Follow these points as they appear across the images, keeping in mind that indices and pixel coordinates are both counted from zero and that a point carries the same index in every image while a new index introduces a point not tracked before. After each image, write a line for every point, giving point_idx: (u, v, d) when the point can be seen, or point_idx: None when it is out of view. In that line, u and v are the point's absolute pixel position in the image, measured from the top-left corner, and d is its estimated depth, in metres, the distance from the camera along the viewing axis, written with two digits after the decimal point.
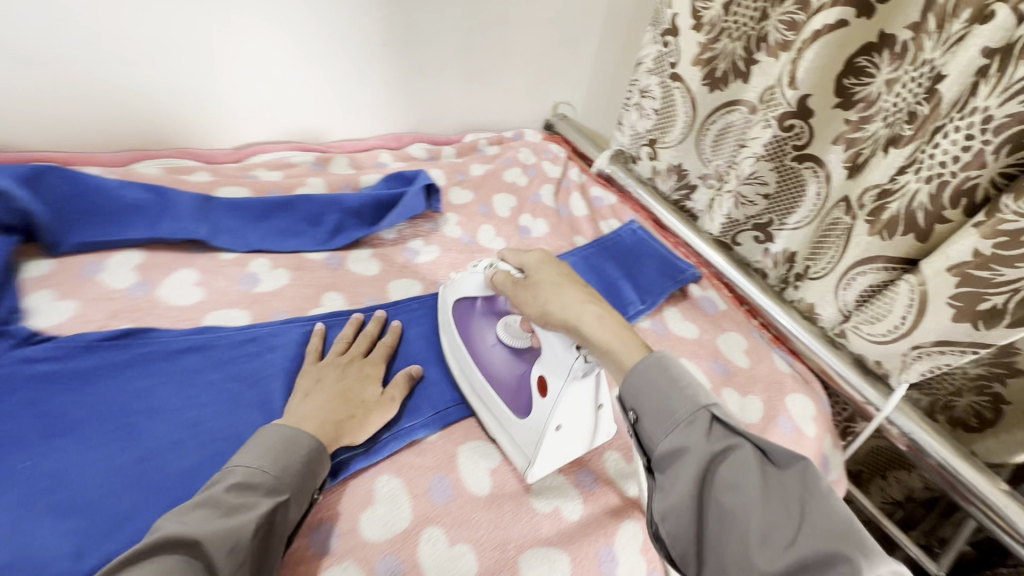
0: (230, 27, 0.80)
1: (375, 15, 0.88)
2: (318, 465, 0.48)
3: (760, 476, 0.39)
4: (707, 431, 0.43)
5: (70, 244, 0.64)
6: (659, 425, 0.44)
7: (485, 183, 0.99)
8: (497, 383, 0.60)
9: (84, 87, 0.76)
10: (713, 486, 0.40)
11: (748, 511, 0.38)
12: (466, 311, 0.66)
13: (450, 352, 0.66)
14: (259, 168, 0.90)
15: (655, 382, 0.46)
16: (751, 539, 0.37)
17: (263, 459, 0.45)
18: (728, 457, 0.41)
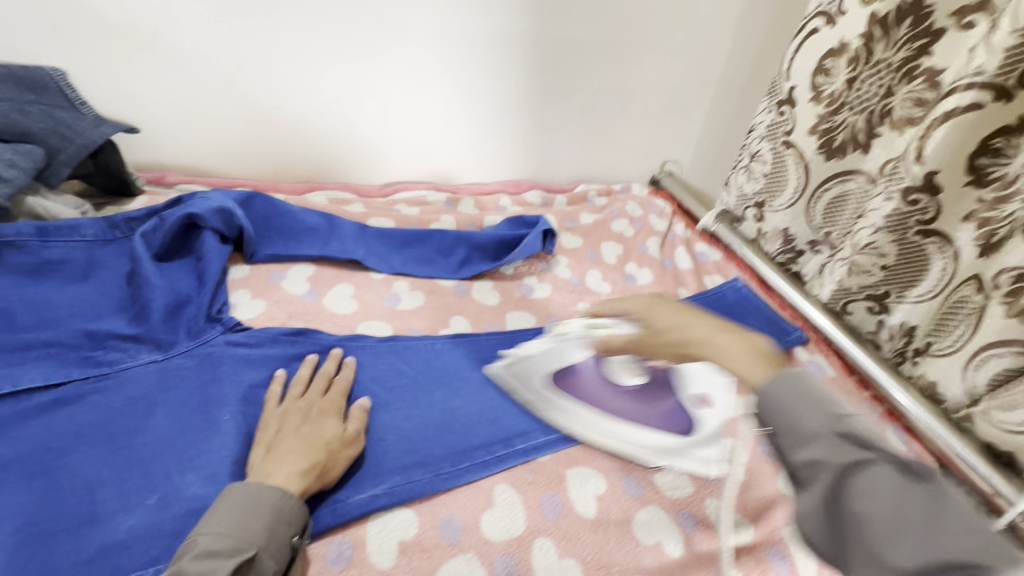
0: (404, 90, 0.96)
1: (517, 80, 1.01)
2: (290, 514, 0.48)
3: (903, 487, 0.37)
4: (841, 442, 0.40)
5: (262, 254, 0.79)
6: (790, 436, 0.42)
7: (595, 231, 1.07)
8: (649, 418, 0.64)
9: (283, 128, 0.95)
10: (846, 495, 0.38)
11: (874, 514, 0.37)
12: (568, 379, 0.66)
13: (563, 417, 0.65)
14: (401, 204, 1.03)
15: (795, 401, 0.43)
16: (881, 537, 0.36)
17: (223, 524, 0.46)
18: (869, 466, 0.38)
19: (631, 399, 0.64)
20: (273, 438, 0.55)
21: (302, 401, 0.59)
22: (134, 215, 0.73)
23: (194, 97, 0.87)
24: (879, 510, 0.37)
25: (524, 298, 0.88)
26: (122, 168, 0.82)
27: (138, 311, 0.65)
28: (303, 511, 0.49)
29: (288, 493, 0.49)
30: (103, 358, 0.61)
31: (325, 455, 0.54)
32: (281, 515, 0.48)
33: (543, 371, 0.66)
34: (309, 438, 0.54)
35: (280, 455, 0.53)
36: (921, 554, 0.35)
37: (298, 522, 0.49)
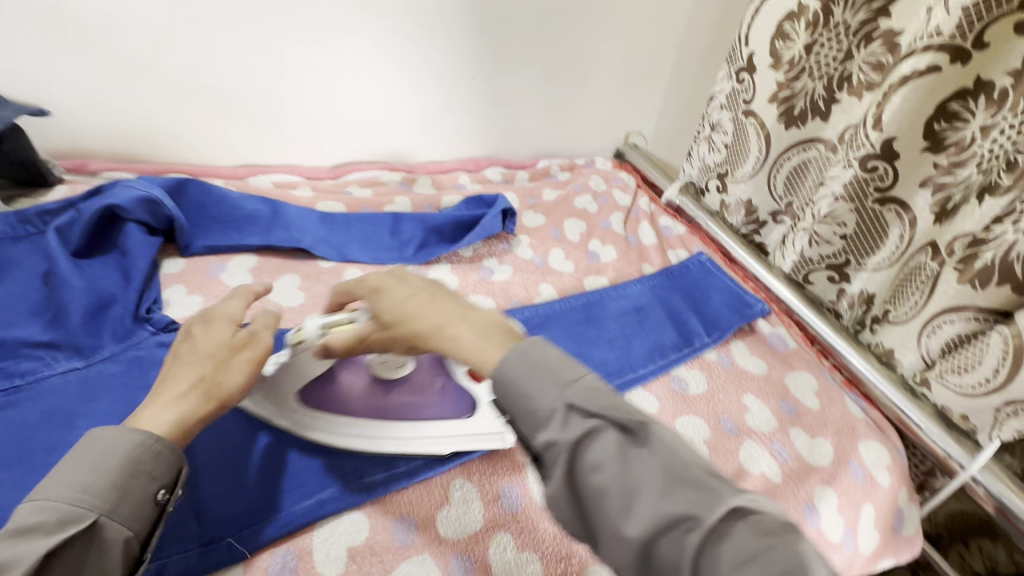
0: (348, 65, 0.90)
1: (468, 51, 0.96)
2: (149, 465, 0.42)
3: (625, 456, 0.36)
4: (564, 418, 0.38)
5: (198, 246, 0.74)
6: (527, 418, 0.39)
7: (557, 208, 1.03)
8: (426, 411, 0.59)
9: (216, 108, 0.88)
10: (583, 471, 0.36)
11: (611, 486, 0.35)
12: (326, 391, 0.58)
13: (446, 434, 0.57)
14: (353, 186, 0.98)
15: (529, 375, 0.40)
16: (617, 513, 0.35)
17: (61, 489, 0.39)
18: (592, 439, 0.36)
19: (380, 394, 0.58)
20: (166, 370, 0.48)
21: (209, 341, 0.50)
22: (48, 208, 0.67)
23: (110, 76, 0.79)
24: (644, 483, 0.35)
25: (483, 281, 0.85)
26: (33, 157, 0.75)
27: (55, 315, 0.60)
28: (176, 462, 0.43)
29: (155, 435, 0.43)
30: (15, 369, 0.56)
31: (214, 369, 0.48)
32: (137, 467, 0.41)
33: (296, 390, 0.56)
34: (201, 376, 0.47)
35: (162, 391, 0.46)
36: (653, 518, 0.34)
37: (164, 474, 0.43)
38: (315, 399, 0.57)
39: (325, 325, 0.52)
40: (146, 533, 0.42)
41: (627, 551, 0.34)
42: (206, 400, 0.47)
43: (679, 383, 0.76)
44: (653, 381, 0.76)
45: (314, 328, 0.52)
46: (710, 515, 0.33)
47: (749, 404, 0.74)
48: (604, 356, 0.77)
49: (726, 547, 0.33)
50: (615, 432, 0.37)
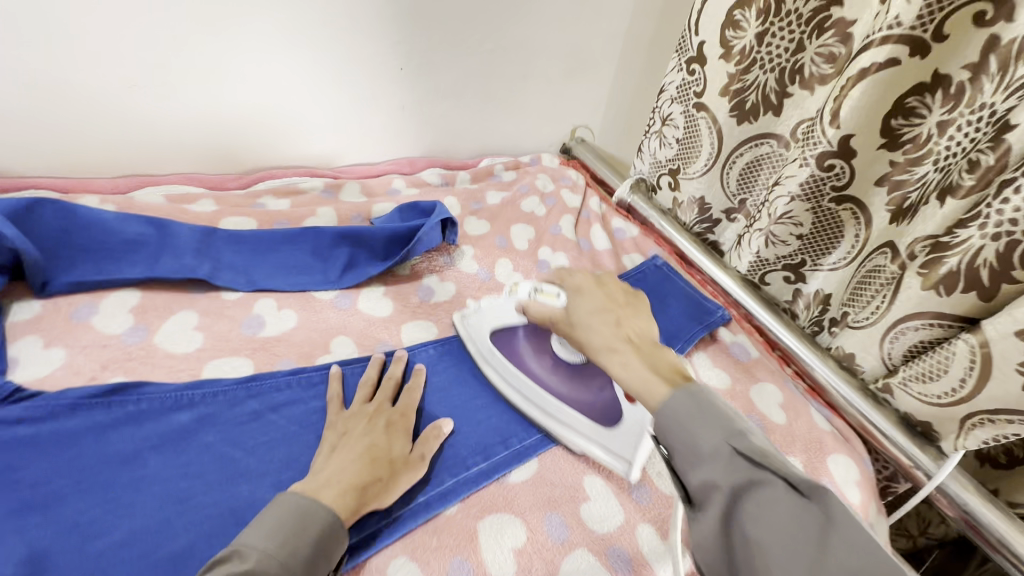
0: (249, 56, 0.77)
1: (393, 39, 0.84)
2: (332, 545, 0.43)
3: (793, 509, 0.34)
4: (730, 459, 0.37)
5: (61, 283, 0.60)
6: (686, 455, 0.39)
7: (503, 213, 0.95)
8: (580, 402, 0.62)
9: (84, 107, 0.72)
10: (740, 519, 0.35)
11: (771, 544, 0.32)
12: (510, 340, 0.67)
13: (500, 380, 0.66)
14: (267, 196, 0.85)
15: (683, 411, 0.40)
16: (777, 572, 0.32)
17: (269, 544, 0.40)
18: (758, 489, 0.35)
19: (555, 367, 0.64)
20: (337, 438, 0.53)
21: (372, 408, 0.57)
22: None
23: None
24: (775, 540, 0.33)
25: (423, 304, 0.75)
26: None
27: None
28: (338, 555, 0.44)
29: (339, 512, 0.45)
30: None
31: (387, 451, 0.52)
32: (325, 542, 0.43)
33: (492, 330, 0.68)
34: (373, 448, 0.52)
35: (340, 459, 0.50)
36: None
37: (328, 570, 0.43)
38: (493, 341, 0.68)
39: (535, 289, 0.64)
40: None
41: None
42: (366, 465, 0.50)
43: None
44: None
45: (526, 289, 0.66)
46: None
47: None
48: None
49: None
50: (770, 484, 0.35)
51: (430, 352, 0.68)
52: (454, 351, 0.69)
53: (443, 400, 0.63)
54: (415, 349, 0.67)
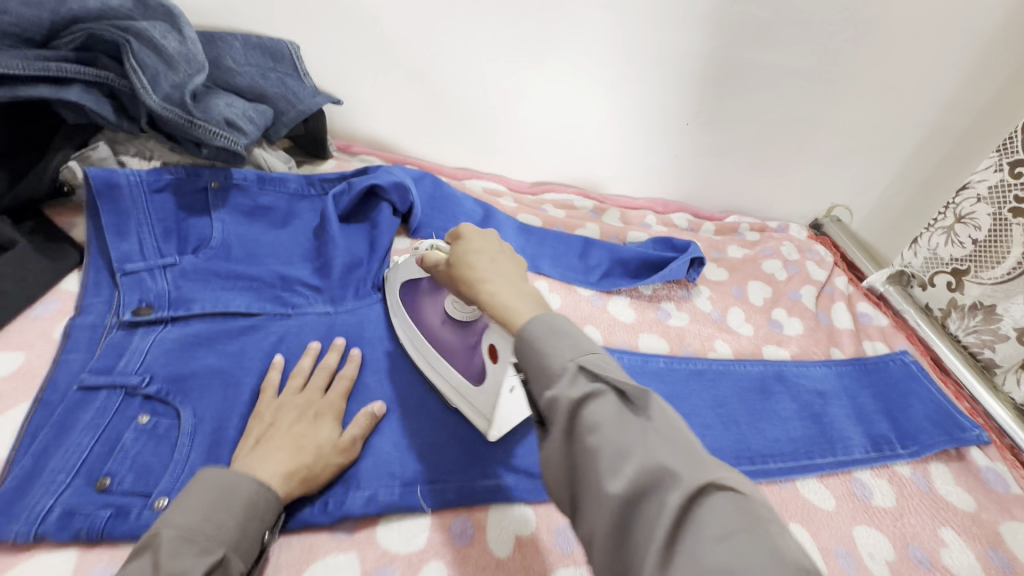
0: (577, 99, 0.97)
1: (692, 100, 0.97)
2: (262, 510, 0.45)
3: (620, 416, 0.37)
4: (571, 376, 0.39)
5: (423, 232, 0.85)
6: (538, 377, 0.41)
7: (743, 267, 1.00)
8: (450, 349, 0.63)
9: (457, 117, 0.99)
10: (581, 425, 0.37)
11: (605, 443, 0.36)
12: (419, 300, 0.67)
13: (404, 334, 0.67)
14: (549, 205, 1.05)
15: (543, 340, 0.41)
16: (603, 468, 0.35)
17: (227, 533, 0.42)
18: (596, 398, 0.38)
19: (443, 322, 0.64)
20: (264, 431, 0.53)
21: (299, 400, 0.57)
22: (328, 177, 0.82)
23: (390, 79, 0.94)
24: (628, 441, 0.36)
25: (659, 321, 0.85)
26: (322, 135, 0.92)
27: (322, 264, 0.74)
28: (279, 508, 0.46)
29: (266, 486, 0.46)
30: (288, 300, 0.70)
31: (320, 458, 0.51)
32: (255, 508, 0.44)
33: (404, 287, 0.68)
34: (300, 437, 0.51)
35: (268, 450, 0.50)
36: (627, 478, 0.34)
37: (270, 519, 0.46)
38: (405, 298, 0.68)
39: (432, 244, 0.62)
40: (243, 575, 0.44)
41: (605, 508, 0.35)
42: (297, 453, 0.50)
43: (861, 488, 0.69)
44: (829, 476, 0.69)
45: (427, 246, 0.64)
46: (691, 478, 0.33)
47: (948, 539, 0.65)
48: (779, 436, 0.71)
49: (702, 508, 0.32)
50: (615, 396, 0.38)
51: (662, 364, 0.76)
52: (684, 372, 0.76)
53: (665, 405, 0.71)
54: (648, 358, 0.76)
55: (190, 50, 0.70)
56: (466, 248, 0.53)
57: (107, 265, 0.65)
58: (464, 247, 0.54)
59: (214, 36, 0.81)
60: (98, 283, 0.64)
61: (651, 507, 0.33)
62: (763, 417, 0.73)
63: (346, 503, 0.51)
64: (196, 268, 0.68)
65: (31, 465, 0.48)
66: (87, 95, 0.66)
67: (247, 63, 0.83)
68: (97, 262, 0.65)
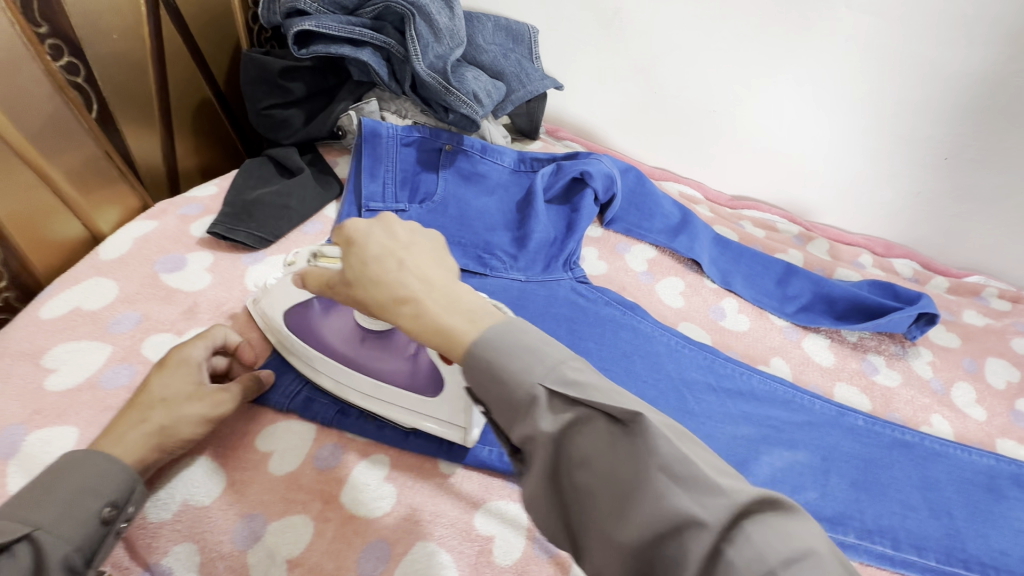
0: (808, 112, 0.88)
1: (958, 130, 0.82)
2: (104, 482, 0.42)
3: (610, 445, 0.33)
4: (545, 408, 0.35)
5: (617, 225, 0.85)
6: (505, 411, 0.36)
7: (982, 338, 0.83)
8: (395, 372, 0.54)
9: (670, 116, 0.97)
10: (568, 464, 0.34)
11: (598, 486, 0.33)
12: (307, 321, 0.57)
13: (328, 383, 0.55)
14: (747, 221, 0.98)
15: (501, 354, 0.37)
16: (606, 518, 0.32)
17: (43, 512, 0.39)
18: (581, 428, 0.34)
19: (356, 340, 0.56)
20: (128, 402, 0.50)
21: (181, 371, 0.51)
22: (540, 157, 0.86)
23: (612, 71, 0.96)
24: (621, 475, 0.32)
25: (862, 374, 0.75)
26: (539, 117, 0.97)
27: (522, 236, 0.79)
28: (127, 476, 0.43)
29: (91, 456, 0.42)
30: (488, 262, 0.76)
31: (169, 416, 0.47)
32: (89, 482, 0.41)
33: (285, 307, 0.57)
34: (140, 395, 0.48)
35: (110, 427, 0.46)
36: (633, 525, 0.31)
37: (119, 492, 0.42)
38: (290, 323, 0.57)
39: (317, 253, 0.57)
40: (92, 554, 0.40)
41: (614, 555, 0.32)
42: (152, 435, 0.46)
43: None
44: None
45: (307, 254, 0.58)
46: (715, 521, 0.30)
47: None
48: (1006, 548, 0.59)
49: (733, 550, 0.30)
50: (604, 422, 0.33)
51: (861, 422, 0.67)
52: (888, 440, 0.66)
53: (861, 469, 0.63)
54: (846, 410, 0.68)
55: (454, 26, 0.80)
56: (364, 253, 0.44)
57: (357, 200, 0.77)
58: (360, 253, 0.44)
59: (472, 16, 0.90)
60: (348, 214, 0.75)
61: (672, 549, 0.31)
62: (989, 520, 0.60)
63: (474, 450, 0.53)
64: (418, 219, 0.77)
65: (288, 344, 0.59)
66: (373, 56, 0.77)
67: (494, 42, 0.90)
68: (350, 197, 0.77)
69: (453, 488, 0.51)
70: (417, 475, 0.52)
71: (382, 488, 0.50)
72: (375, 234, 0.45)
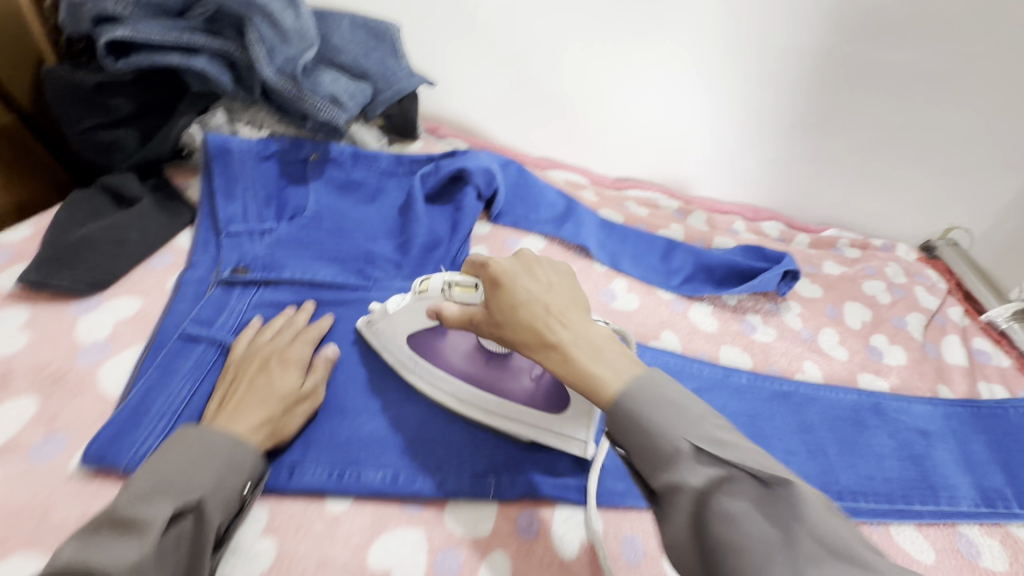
0: (671, 89, 0.92)
1: (795, 99, 0.90)
2: (242, 458, 0.47)
3: (766, 510, 0.36)
4: (691, 464, 0.39)
5: (504, 219, 0.84)
6: (646, 457, 0.42)
7: (840, 285, 0.91)
8: (522, 392, 0.56)
9: (547, 105, 0.98)
10: (712, 516, 0.37)
11: (750, 543, 0.35)
12: (431, 343, 0.59)
13: (428, 385, 0.59)
14: (632, 201, 1.01)
15: (647, 398, 0.42)
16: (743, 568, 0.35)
17: (203, 479, 0.44)
18: (730, 486, 0.38)
19: (481, 362, 0.58)
20: (226, 391, 0.53)
21: (266, 346, 0.57)
22: (418, 158, 0.83)
23: (483, 64, 0.94)
24: (751, 525, 0.36)
25: (743, 334, 0.80)
26: (414, 116, 0.93)
27: (405, 243, 0.76)
28: (258, 458, 0.48)
29: (243, 443, 0.48)
30: (370, 274, 0.72)
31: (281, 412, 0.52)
32: (235, 456, 0.47)
33: (408, 332, 0.59)
34: (261, 397, 0.52)
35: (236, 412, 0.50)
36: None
37: (252, 470, 0.48)
38: (411, 343, 0.59)
39: (450, 281, 0.53)
40: (227, 523, 0.46)
41: None
42: (268, 437, 0.51)
43: (967, 546, 0.62)
44: (930, 526, 0.63)
45: (440, 281, 0.54)
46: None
47: None
48: (870, 473, 0.66)
49: None
50: (755, 484, 0.37)
51: (744, 380, 0.72)
52: (768, 392, 0.71)
53: (745, 424, 0.67)
54: (730, 370, 0.72)
55: (304, 26, 0.73)
56: (512, 297, 0.49)
57: (214, 225, 0.69)
58: (510, 296, 0.49)
59: (325, 13, 0.84)
60: (204, 241, 0.68)
61: None
62: (856, 451, 0.67)
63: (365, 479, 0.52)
64: (290, 237, 0.71)
65: (138, 402, 0.52)
66: (210, 64, 0.70)
67: (353, 41, 0.84)
68: (206, 222, 0.70)
69: (342, 526, 0.49)
70: (299, 522, 0.49)
71: (258, 544, 0.47)
72: (517, 272, 0.50)
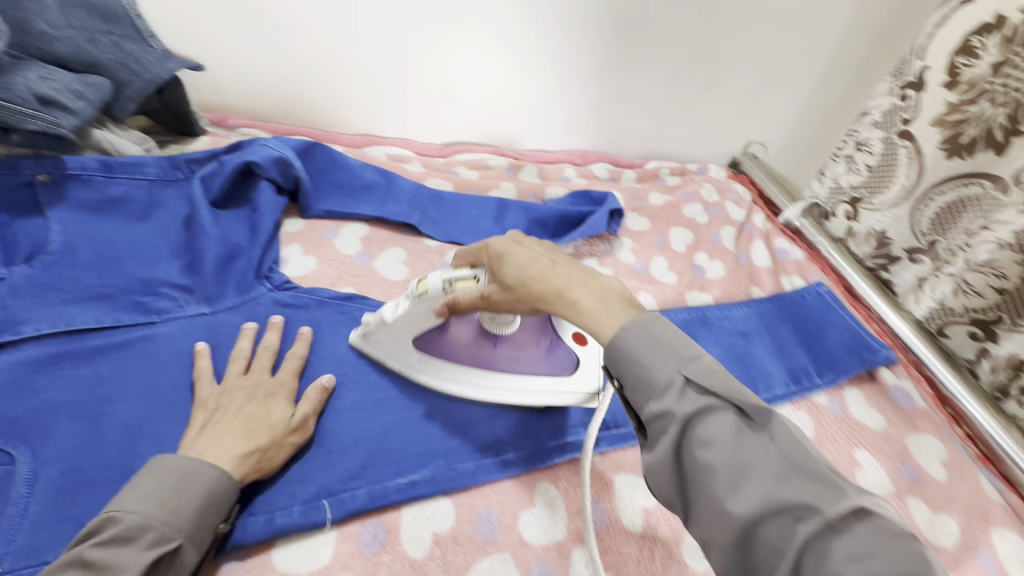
0: (474, 46, 0.88)
1: (593, 42, 0.91)
2: (222, 499, 0.45)
3: (741, 438, 0.36)
4: (679, 391, 0.39)
5: (316, 210, 0.76)
6: (637, 387, 0.41)
7: (664, 214, 0.97)
8: (530, 364, 0.60)
9: (347, 77, 0.89)
10: (693, 447, 0.37)
11: (722, 464, 0.36)
12: (433, 337, 0.60)
13: (443, 381, 0.60)
14: (461, 166, 0.98)
15: (633, 338, 0.42)
16: (721, 488, 0.35)
17: (180, 523, 0.42)
18: (711, 415, 0.37)
19: (485, 344, 0.60)
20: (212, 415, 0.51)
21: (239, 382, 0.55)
22: (195, 157, 0.71)
23: (261, 38, 0.82)
24: (745, 460, 0.35)
25: None
26: (187, 108, 0.79)
27: (192, 262, 0.65)
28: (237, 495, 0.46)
29: (230, 477, 0.46)
30: (153, 306, 0.60)
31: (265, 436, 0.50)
32: (214, 499, 0.45)
33: (412, 334, 0.58)
34: (250, 420, 0.50)
35: (219, 435, 0.49)
36: (750, 501, 0.34)
37: (228, 510, 0.46)
38: (418, 345, 0.60)
39: (449, 277, 0.52)
40: (203, 560, 0.45)
41: (726, 528, 0.35)
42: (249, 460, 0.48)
43: None
44: None
45: (438, 280, 0.53)
46: (828, 508, 0.32)
47: (862, 460, 0.68)
48: None
49: (843, 539, 0.32)
50: (735, 414, 0.37)
51: None
52: None
53: None
54: None
55: None
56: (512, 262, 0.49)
57: None
58: (513, 261, 0.49)
59: None
60: None
61: (772, 529, 0.33)
62: None
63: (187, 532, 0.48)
64: (27, 281, 0.58)
65: None
66: None
67: (66, 24, 0.65)
68: None
69: None
70: None
71: None
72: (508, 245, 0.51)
